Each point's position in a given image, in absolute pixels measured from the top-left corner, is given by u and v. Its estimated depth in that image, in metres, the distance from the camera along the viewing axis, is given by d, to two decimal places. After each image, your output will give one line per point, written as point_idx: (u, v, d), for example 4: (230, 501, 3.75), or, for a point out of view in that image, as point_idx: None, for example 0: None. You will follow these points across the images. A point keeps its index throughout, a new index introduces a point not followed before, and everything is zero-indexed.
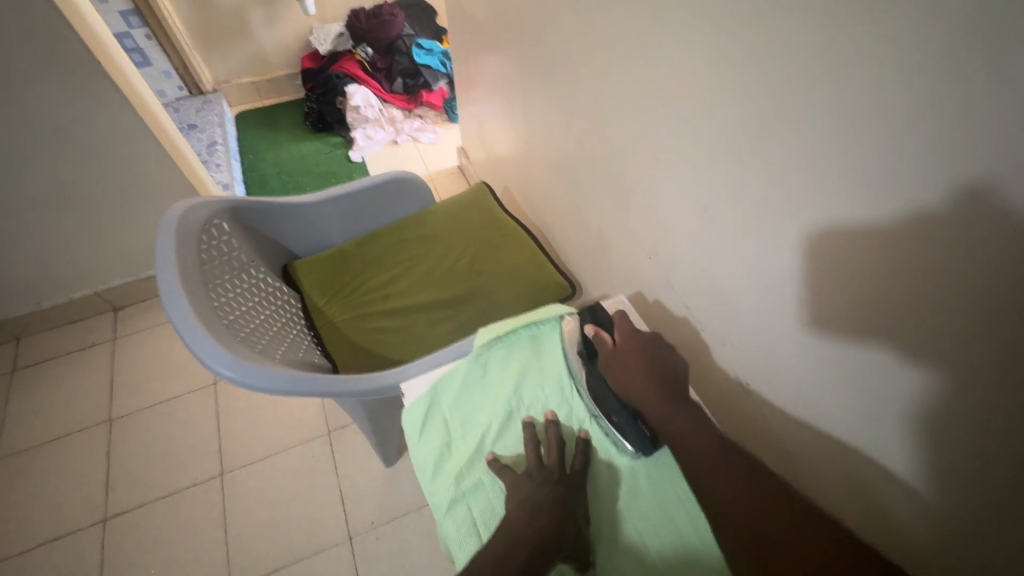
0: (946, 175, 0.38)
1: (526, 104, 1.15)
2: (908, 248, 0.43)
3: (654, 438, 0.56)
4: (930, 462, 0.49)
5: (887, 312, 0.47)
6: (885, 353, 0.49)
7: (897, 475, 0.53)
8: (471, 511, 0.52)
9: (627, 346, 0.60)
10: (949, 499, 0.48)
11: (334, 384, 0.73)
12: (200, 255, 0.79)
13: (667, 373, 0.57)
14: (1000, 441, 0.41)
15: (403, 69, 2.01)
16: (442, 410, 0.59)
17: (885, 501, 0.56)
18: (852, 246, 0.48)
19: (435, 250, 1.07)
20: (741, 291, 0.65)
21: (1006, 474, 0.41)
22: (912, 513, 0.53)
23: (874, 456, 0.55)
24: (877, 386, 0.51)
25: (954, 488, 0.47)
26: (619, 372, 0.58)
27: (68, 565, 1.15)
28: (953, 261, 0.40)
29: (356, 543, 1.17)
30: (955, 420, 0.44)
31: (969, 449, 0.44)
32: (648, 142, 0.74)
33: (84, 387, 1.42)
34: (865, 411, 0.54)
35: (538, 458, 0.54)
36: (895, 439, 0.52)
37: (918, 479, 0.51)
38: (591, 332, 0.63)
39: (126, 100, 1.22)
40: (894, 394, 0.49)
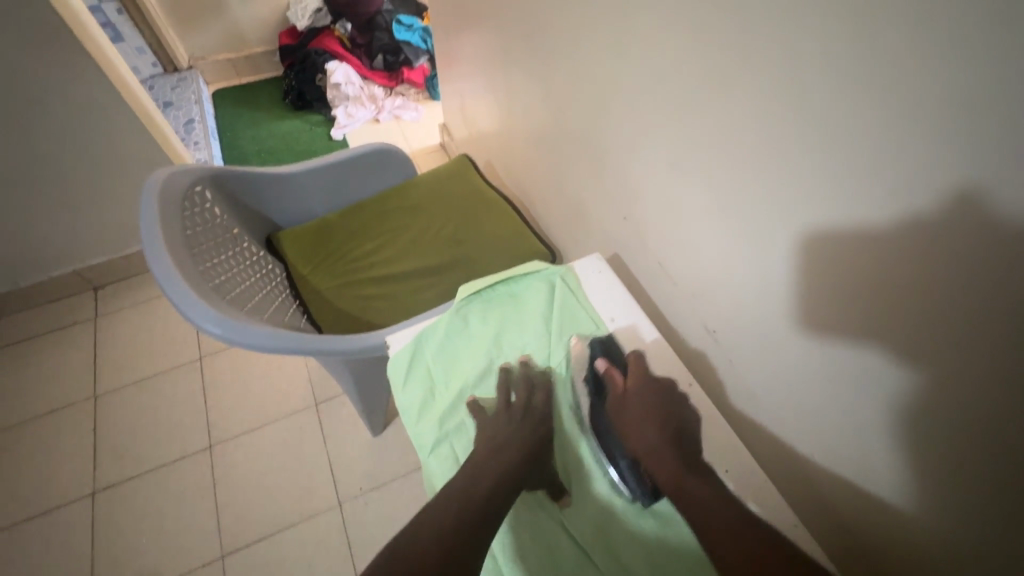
0: (875, 125, 0.41)
1: (506, 76, 1.16)
2: (840, 196, 0.46)
3: (654, 488, 0.53)
4: (867, 400, 0.53)
5: (825, 258, 0.51)
6: (825, 298, 0.53)
7: (839, 417, 0.57)
8: (454, 450, 0.55)
9: (635, 394, 0.57)
10: (879, 432, 0.53)
11: (321, 343, 0.75)
12: (183, 221, 0.79)
13: (680, 432, 0.55)
14: (925, 369, 0.45)
15: (384, 46, 1.99)
16: (425, 359, 0.61)
17: (828, 440, 0.60)
18: (798, 194, 0.51)
19: (418, 221, 1.09)
20: (706, 245, 0.67)
21: (926, 397, 0.46)
22: (847, 449, 0.58)
23: (817, 397, 0.59)
24: (823, 328, 0.54)
25: (884, 421, 0.51)
26: (628, 422, 0.55)
27: (61, 536, 1.17)
28: (877, 204, 0.43)
29: (346, 508, 1.20)
30: (891, 354, 0.48)
31: (900, 379, 0.48)
32: (620, 106, 0.76)
33: (67, 366, 1.41)
34: (813, 353, 0.57)
35: (506, 404, 0.57)
36: (834, 379, 0.56)
37: (855, 418, 0.55)
38: (602, 368, 0.59)
39: (99, 71, 1.19)
40: (837, 336, 0.53)
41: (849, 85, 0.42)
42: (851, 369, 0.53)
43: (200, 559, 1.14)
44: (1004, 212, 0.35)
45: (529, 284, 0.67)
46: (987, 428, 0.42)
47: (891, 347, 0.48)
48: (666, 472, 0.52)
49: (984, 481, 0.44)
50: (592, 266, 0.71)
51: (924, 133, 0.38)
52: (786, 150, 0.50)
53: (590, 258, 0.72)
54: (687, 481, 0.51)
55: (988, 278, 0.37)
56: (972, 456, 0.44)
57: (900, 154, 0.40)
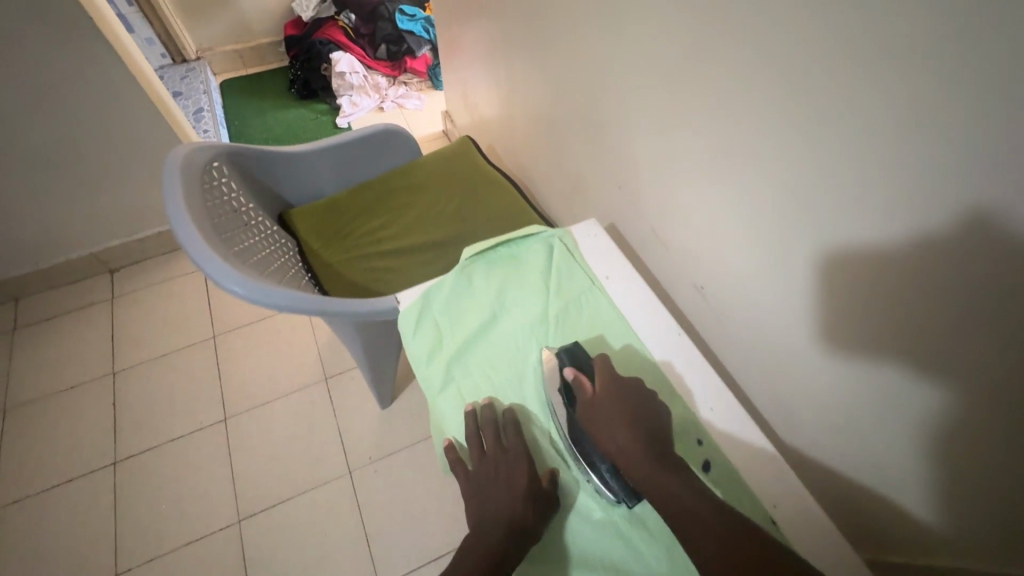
0: (829, 80, 0.46)
1: (506, 59, 1.20)
2: (802, 148, 0.51)
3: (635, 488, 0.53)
4: (834, 340, 0.58)
5: (793, 209, 0.56)
6: (795, 248, 0.58)
7: (813, 360, 0.62)
8: (460, 392, 0.61)
9: (604, 398, 0.55)
10: (847, 368, 0.58)
11: (336, 305, 0.80)
12: (204, 193, 0.84)
13: (651, 428, 0.53)
14: (880, 301, 0.50)
15: (387, 35, 2.04)
16: (433, 313, 0.66)
17: (805, 384, 0.65)
18: (768, 151, 0.56)
19: (424, 198, 1.14)
20: (691, 201, 0.71)
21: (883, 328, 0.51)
22: (821, 390, 0.63)
23: (792, 344, 0.64)
24: (795, 276, 0.59)
25: (851, 357, 0.57)
26: (599, 427, 0.54)
27: (84, 502, 1.23)
28: (832, 154, 0.48)
29: (356, 476, 1.26)
30: (855, 295, 0.53)
31: (861, 315, 0.53)
32: (613, 79, 0.80)
33: (86, 344, 1.47)
34: (789, 297, 0.61)
35: (487, 448, 0.57)
36: (806, 324, 0.61)
37: (826, 358, 0.60)
38: (570, 377, 0.57)
39: (115, 57, 1.25)
40: (807, 284, 0.58)
41: (807, 45, 0.47)
42: (819, 311, 0.58)
43: (218, 523, 1.20)
44: (944, 150, 0.39)
45: (529, 246, 0.71)
46: (940, 351, 0.47)
47: (854, 287, 0.52)
48: (641, 473, 0.50)
49: (939, 400, 0.49)
50: (589, 231, 0.76)
51: (878, 82, 0.42)
52: (756, 110, 0.55)
53: (587, 223, 0.77)
54: (662, 478, 0.49)
55: (929, 213, 0.42)
56: (927, 380, 0.49)
57: (852, 104, 0.45)
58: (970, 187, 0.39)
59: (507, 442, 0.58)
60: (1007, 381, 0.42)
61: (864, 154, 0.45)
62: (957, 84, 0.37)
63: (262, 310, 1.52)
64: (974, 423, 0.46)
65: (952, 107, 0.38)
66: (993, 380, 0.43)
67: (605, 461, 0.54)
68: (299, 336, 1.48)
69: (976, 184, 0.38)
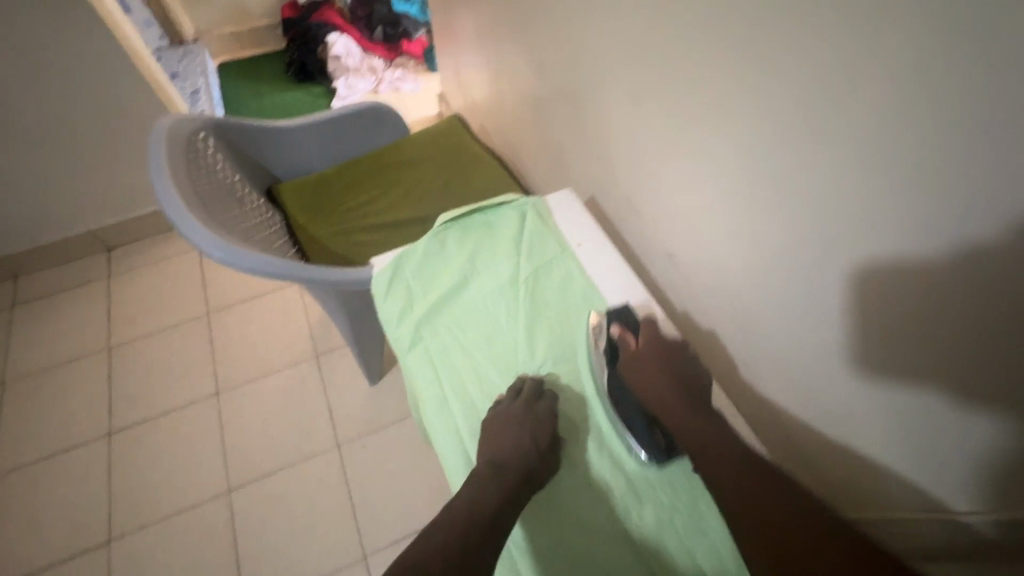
0: (784, 33, 0.47)
1: (494, 34, 1.20)
2: (762, 103, 0.52)
3: (668, 446, 0.56)
4: (797, 300, 0.59)
5: (756, 169, 0.56)
6: (759, 210, 0.58)
7: (781, 323, 0.63)
8: (429, 351, 0.63)
9: (647, 354, 0.59)
10: (809, 327, 0.59)
11: (315, 273, 0.82)
12: (189, 162, 0.86)
13: (689, 386, 0.57)
14: (834, 256, 0.52)
15: (383, 18, 2.06)
16: (405, 276, 0.67)
17: (774, 348, 0.66)
18: (731, 109, 0.56)
19: (414, 172, 1.15)
20: (665, 168, 0.72)
21: (837, 282, 0.53)
22: (789, 353, 0.64)
23: (760, 307, 0.65)
24: (760, 238, 0.60)
25: (814, 316, 0.58)
26: (642, 383, 0.57)
27: (79, 472, 1.26)
28: (791, 108, 0.49)
29: (344, 449, 1.28)
30: (813, 251, 0.54)
31: (818, 272, 0.54)
32: (591, 48, 0.80)
33: (83, 320, 1.49)
34: (755, 262, 0.63)
35: (504, 402, 0.58)
36: (770, 286, 0.62)
37: (792, 320, 0.61)
38: (617, 334, 0.61)
39: (107, 33, 1.26)
40: (770, 246, 0.59)
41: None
42: (782, 273, 0.59)
43: (209, 493, 1.23)
44: (908, 89, 0.39)
45: (503, 213, 0.72)
46: (901, 303, 0.47)
47: (818, 241, 0.53)
48: (676, 423, 0.54)
49: (897, 348, 0.50)
50: (564, 199, 0.76)
51: (841, 25, 0.42)
52: (721, 67, 0.56)
53: (563, 192, 0.78)
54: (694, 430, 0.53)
55: (894, 157, 0.42)
56: (882, 330, 0.50)
57: (805, 54, 0.46)
58: (930, 125, 0.39)
59: (538, 407, 0.58)
60: (952, 322, 0.44)
61: (832, 100, 0.45)
62: (904, 17, 0.37)
63: (256, 288, 1.54)
64: (929, 366, 0.48)
65: (902, 41, 0.38)
66: (951, 322, 0.44)
67: (640, 418, 0.57)
68: (291, 314, 1.49)
69: (938, 119, 0.38)
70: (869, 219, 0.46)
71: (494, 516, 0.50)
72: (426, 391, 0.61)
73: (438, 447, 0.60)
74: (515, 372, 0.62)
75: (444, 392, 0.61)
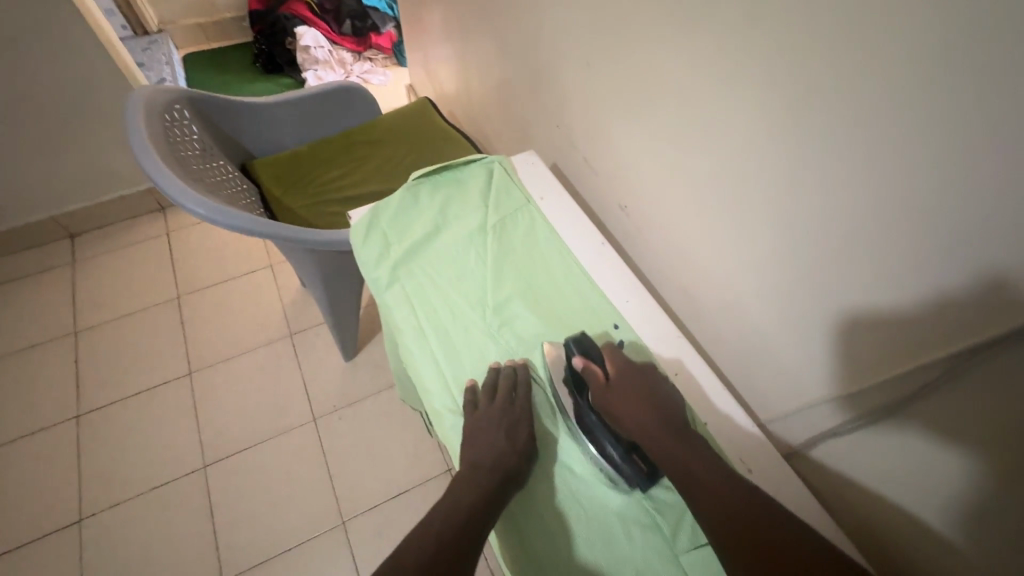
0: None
1: (461, 19, 1.26)
2: (689, 57, 0.60)
3: (650, 470, 0.55)
4: (717, 236, 0.67)
5: (685, 119, 0.64)
6: (688, 155, 0.66)
7: (706, 262, 0.71)
8: (406, 290, 0.68)
9: (621, 383, 0.57)
10: (727, 262, 0.67)
11: (291, 233, 0.86)
12: (165, 129, 0.89)
13: (667, 406, 0.55)
14: (742, 189, 0.59)
15: (352, 11, 2.08)
16: (381, 226, 0.72)
17: (701, 288, 0.74)
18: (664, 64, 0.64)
19: (382, 150, 1.19)
20: (615, 126, 0.79)
21: (746, 214, 0.60)
22: (712, 291, 0.72)
23: (691, 249, 0.73)
24: (687, 183, 0.68)
25: (730, 249, 0.65)
26: (621, 414, 0.55)
27: (46, 455, 1.24)
28: (711, 59, 0.57)
29: (320, 423, 1.31)
30: (728, 188, 0.61)
31: (733, 208, 0.62)
32: (550, 22, 0.87)
33: (47, 305, 1.47)
34: (683, 203, 0.70)
35: (483, 404, 0.58)
36: (696, 226, 0.70)
37: (715, 257, 0.69)
38: (579, 366, 0.58)
39: (74, 13, 1.26)
40: (696, 188, 0.67)
41: None
42: (704, 212, 0.67)
43: (184, 469, 1.23)
44: (792, 30, 0.47)
45: (470, 170, 0.78)
46: (790, 223, 0.55)
47: (733, 178, 0.60)
48: (658, 448, 0.52)
49: (788, 269, 0.58)
50: (526, 160, 0.84)
51: None
52: (657, 27, 0.63)
53: (524, 154, 0.85)
54: (678, 450, 0.51)
55: (781, 92, 0.50)
56: (779, 254, 0.58)
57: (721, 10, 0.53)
58: (802, 61, 0.47)
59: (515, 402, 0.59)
60: (830, 234, 0.51)
61: (738, 47, 0.53)
62: None
63: (228, 271, 1.55)
64: (817, 283, 0.55)
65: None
66: (829, 235, 0.51)
67: (619, 444, 0.55)
68: (264, 295, 1.51)
69: (810, 56, 0.46)
70: (761, 149, 0.55)
71: (485, 475, 0.53)
72: (403, 323, 0.66)
73: (414, 373, 0.65)
74: (484, 305, 0.67)
75: (420, 324, 0.66)
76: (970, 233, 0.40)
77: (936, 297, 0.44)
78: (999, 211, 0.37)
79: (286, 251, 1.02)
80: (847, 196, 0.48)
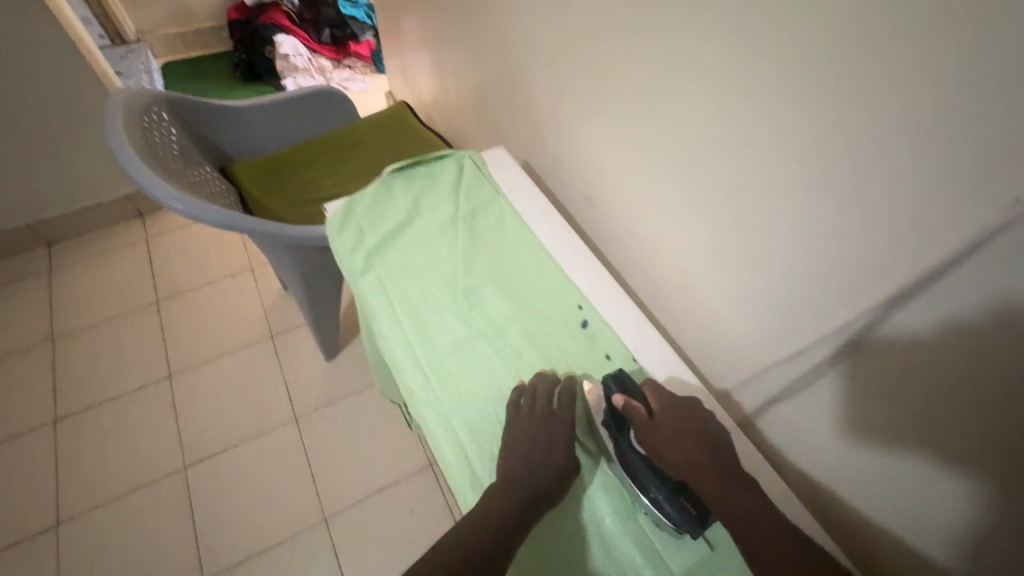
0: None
1: (436, 26, 1.31)
2: (643, 53, 0.64)
3: (699, 513, 0.54)
4: (671, 219, 0.71)
5: (642, 110, 0.68)
6: (645, 143, 0.70)
7: (662, 245, 0.75)
8: (379, 275, 0.71)
9: (668, 423, 0.56)
10: (679, 243, 0.71)
11: (267, 228, 0.88)
12: (143, 129, 0.91)
13: (716, 446, 0.55)
14: (691, 171, 0.64)
15: (330, 20, 2.13)
16: (356, 216, 0.75)
17: (659, 271, 0.78)
18: (622, 60, 0.68)
19: (361, 153, 1.22)
20: (580, 122, 0.83)
21: (694, 195, 0.65)
22: (669, 273, 0.76)
23: (649, 234, 0.77)
24: (643, 170, 0.73)
25: (682, 229, 0.70)
26: (675, 458, 0.54)
27: (22, 461, 1.23)
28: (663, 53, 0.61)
29: (302, 422, 1.32)
30: (680, 172, 0.66)
31: (683, 191, 0.67)
32: (518, 25, 0.91)
33: (22, 312, 1.46)
34: (641, 190, 0.75)
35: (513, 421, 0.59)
36: (652, 211, 0.74)
37: (669, 239, 0.73)
38: (620, 403, 0.58)
39: (52, 20, 1.27)
40: (650, 173, 0.71)
41: None
42: (660, 196, 0.72)
43: (164, 471, 1.23)
44: (730, 24, 0.52)
45: (442, 164, 0.82)
46: (732, 199, 0.60)
47: (682, 162, 0.65)
48: (714, 494, 0.52)
49: (733, 243, 0.62)
50: (496, 155, 0.87)
51: None
52: (615, 25, 0.67)
53: (494, 150, 0.89)
54: (740, 499, 0.51)
55: (724, 78, 0.55)
56: (725, 229, 0.63)
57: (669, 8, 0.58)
58: (744, 49, 0.51)
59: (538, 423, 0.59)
60: (768, 204, 0.56)
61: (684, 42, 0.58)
62: None
63: (208, 275, 1.56)
64: (758, 254, 0.60)
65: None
66: (767, 206, 0.56)
67: (670, 487, 0.54)
68: (244, 298, 1.52)
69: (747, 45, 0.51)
70: (711, 131, 0.59)
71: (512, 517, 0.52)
72: (377, 306, 0.69)
73: (388, 352, 0.68)
74: (454, 288, 0.70)
75: (393, 307, 0.69)
76: (889, 187, 0.44)
77: (868, 252, 0.48)
78: (920, 167, 0.42)
79: (266, 249, 1.04)
80: (791, 164, 0.52)
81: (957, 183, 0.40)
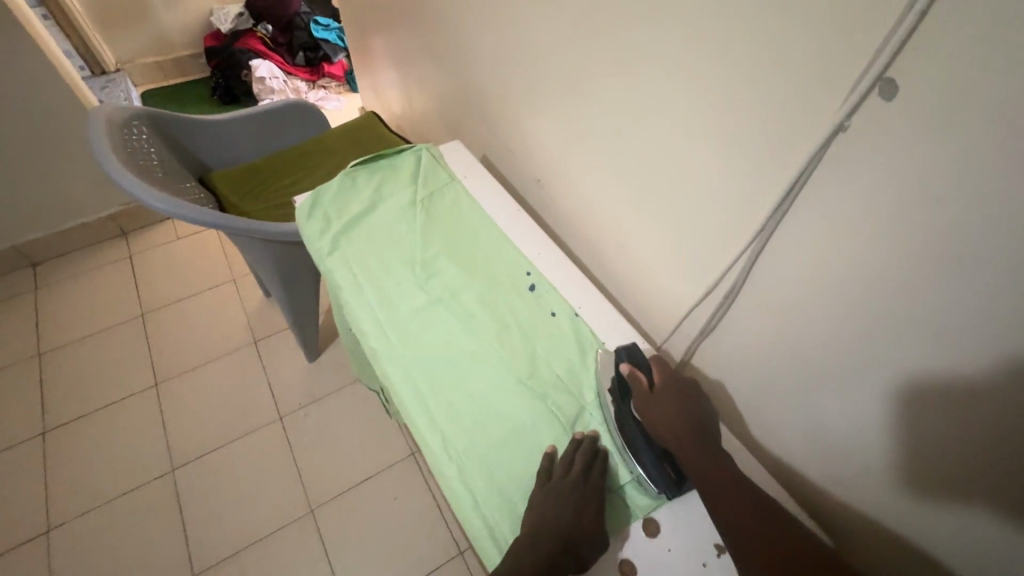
0: None
1: (399, 40, 1.40)
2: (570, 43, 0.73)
3: (678, 479, 0.59)
4: (604, 188, 0.79)
5: (573, 93, 0.77)
6: (579, 123, 0.78)
7: (601, 215, 0.83)
8: (345, 256, 0.78)
9: (662, 396, 0.61)
10: (613, 210, 0.80)
11: (241, 225, 0.94)
12: (124, 139, 0.98)
13: (703, 421, 0.59)
14: (614, 140, 0.73)
15: (303, 44, 2.23)
16: (323, 205, 0.82)
17: (601, 240, 0.86)
18: (555, 52, 0.77)
19: (333, 159, 1.30)
20: (526, 112, 0.92)
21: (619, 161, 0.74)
22: (609, 240, 0.84)
23: (590, 206, 0.85)
24: (579, 146, 0.81)
25: (614, 196, 0.78)
26: (660, 424, 0.59)
27: (12, 471, 1.26)
28: (586, 41, 0.70)
29: (287, 420, 1.36)
30: (607, 144, 0.74)
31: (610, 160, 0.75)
32: (467, 32, 1.01)
33: (9, 330, 1.50)
34: (579, 166, 0.83)
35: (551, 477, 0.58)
36: (590, 184, 0.82)
37: (605, 208, 0.81)
38: (627, 371, 0.63)
39: (36, 50, 1.35)
40: (585, 148, 0.80)
41: None
42: (593, 168, 0.80)
43: (153, 473, 1.27)
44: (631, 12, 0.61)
45: (402, 157, 0.90)
46: (645, 161, 0.69)
47: (608, 134, 0.74)
48: (693, 463, 0.56)
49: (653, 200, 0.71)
50: (452, 147, 0.96)
51: None
52: (546, 23, 0.76)
53: (450, 142, 0.97)
54: (714, 469, 0.55)
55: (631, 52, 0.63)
56: (645, 189, 0.71)
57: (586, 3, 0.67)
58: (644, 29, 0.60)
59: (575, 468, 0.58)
60: (673, 157, 0.64)
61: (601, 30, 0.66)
62: None
63: (192, 287, 1.61)
64: (672, 208, 0.68)
65: None
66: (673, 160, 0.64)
67: (647, 452, 0.59)
68: (227, 307, 1.57)
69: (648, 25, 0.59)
70: (625, 102, 0.68)
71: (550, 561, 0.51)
72: (344, 282, 0.76)
73: (354, 322, 0.74)
74: (413, 263, 0.77)
75: (358, 282, 0.76)
76: (755, 125, 0.52)
77: (749, 189, 0.56)
78: (771, 104, 0.50)
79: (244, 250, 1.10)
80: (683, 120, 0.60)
81: (797, 111, 0.48)
